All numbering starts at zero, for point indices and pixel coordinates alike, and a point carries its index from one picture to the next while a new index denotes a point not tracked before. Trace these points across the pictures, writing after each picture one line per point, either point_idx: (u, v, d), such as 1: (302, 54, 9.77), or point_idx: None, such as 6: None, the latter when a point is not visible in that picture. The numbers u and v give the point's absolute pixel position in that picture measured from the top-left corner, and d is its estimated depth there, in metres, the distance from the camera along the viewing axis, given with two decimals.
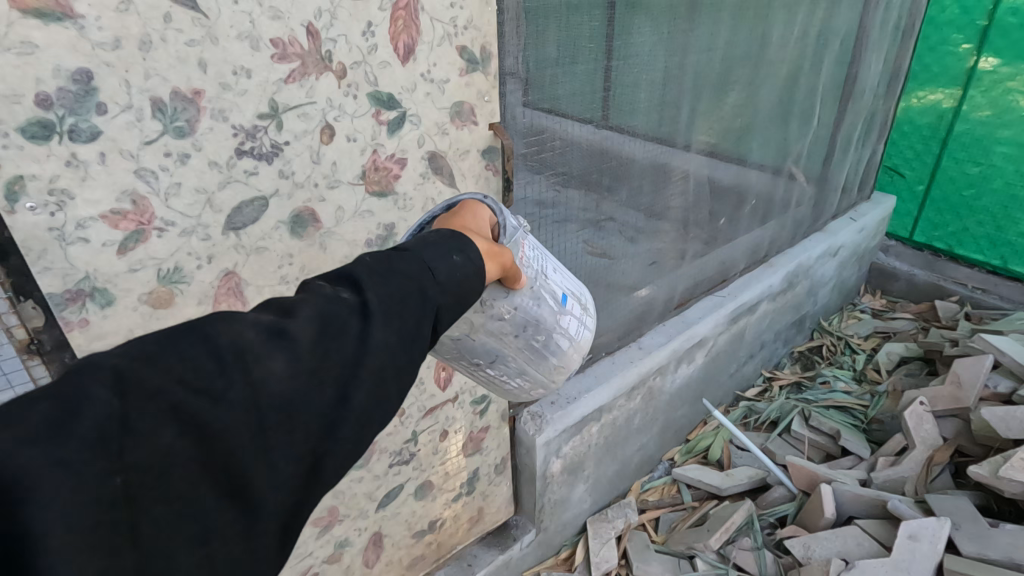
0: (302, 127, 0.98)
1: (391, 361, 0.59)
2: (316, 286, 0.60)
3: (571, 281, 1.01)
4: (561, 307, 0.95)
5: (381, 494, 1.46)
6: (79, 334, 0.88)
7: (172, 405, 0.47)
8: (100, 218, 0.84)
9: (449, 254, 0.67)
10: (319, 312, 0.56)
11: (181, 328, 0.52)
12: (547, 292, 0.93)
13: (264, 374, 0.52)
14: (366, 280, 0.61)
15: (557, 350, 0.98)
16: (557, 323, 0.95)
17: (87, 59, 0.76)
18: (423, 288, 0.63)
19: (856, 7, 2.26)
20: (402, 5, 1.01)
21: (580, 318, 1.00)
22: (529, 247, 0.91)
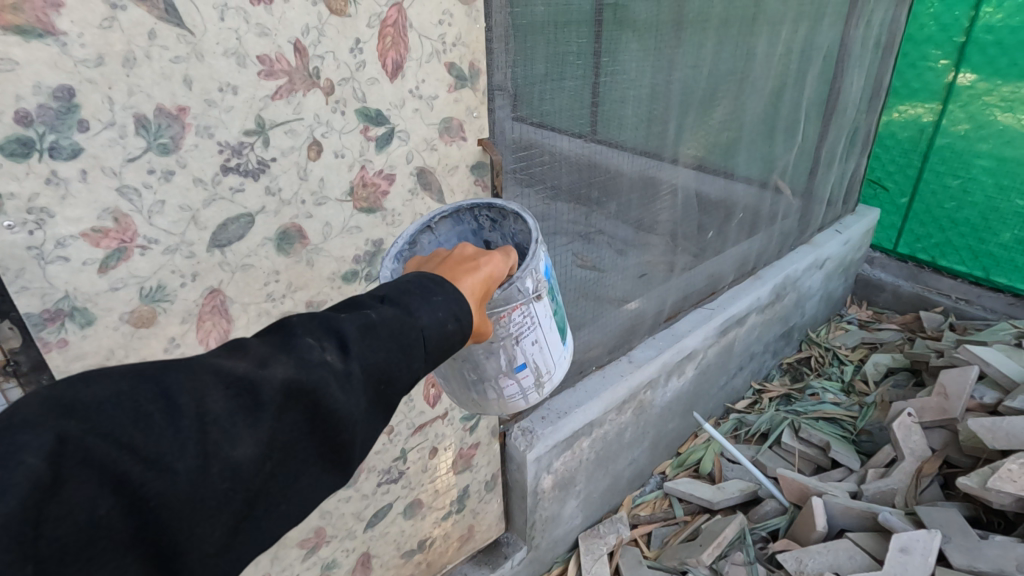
0: (290, 143, 0.97)
1: (351, 431, 0.61)
2: (299, 340, 0.59)
3: (545, 357, 0.98)
4: (510, 369, 0.95)
5: (369, 514, 1.44)
6: (57, 354, 0.85)
7: (116, 471, 0.48)
8: (81, 237, 0.82)
9: (442, 322, 0.67)
10: (293, 377, 0.56)
11: (142, 383, 0.53)
12: (504, 355, 0.93)
13: (221, 443, 0.53)
14: (351, 344, 0.61)
15: (486, 398, 0.99)
16: (498, 379, 0.96)
17: (69, 76, 0.75)
18: (405, 359, 0.63)
19: (838, 25, 2.31)
20: (390, 22, 1.01)
21: (526, 389, 0.99)
22: (519, 314, 0.90)
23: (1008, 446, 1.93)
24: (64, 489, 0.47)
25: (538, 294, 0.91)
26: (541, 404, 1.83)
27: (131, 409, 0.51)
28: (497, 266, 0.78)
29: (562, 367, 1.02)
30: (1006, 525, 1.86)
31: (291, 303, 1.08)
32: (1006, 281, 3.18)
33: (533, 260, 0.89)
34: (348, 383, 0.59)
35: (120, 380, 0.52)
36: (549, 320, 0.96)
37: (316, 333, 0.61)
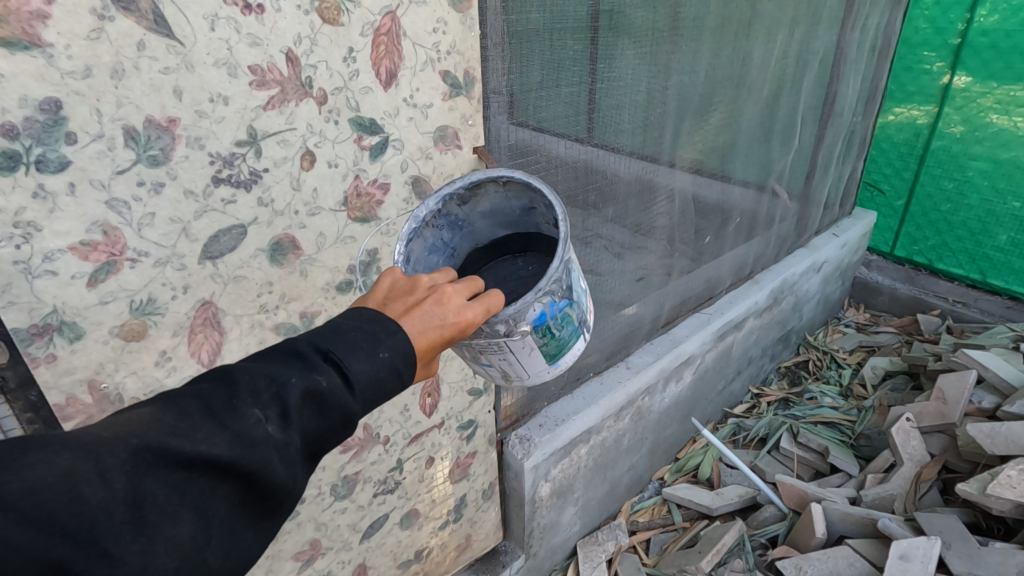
0: (282, 153, 0.96)
1: (293, 495, 0.61)
2: (244, 410, 0.58)
3: (518, 370, 0.98)
4: (480, 365, 0.99)
5: (366, 525, 1.42)
6: (45, 369, 0.84)
7: (54, 560, 0.47)
8: (69, 250, 0.81)
9: (390, 382, 0.66)
10: (232, 454, 0.55)
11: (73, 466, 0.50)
12: (472, 352, 0.97)
13: (161, 524, 0.52)
14: (293, 412, 0.59)
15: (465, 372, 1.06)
16: (471, 365, 1.01)
17: (56, 89, 0.73)
18: (346, 421, 0.64)
19: (834, 29, 2.31)
20: (384, 30, 1.00)
21: (497, 382, 1.02)
22: (486, 338, 0.91)
23: (1007, 451, 1.92)
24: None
25: (512, 333, 0.89)
26: (539, 411, 1.81)
27: (63, 493, 0.49)
28: (463, 329, 0.73)
29: (542, 379, 1.00)
30: (1006, 531, 1.86)
31: (284, 314, 1.07)
32: (1002, 284, 3.18)
33: (514, 307, 0.86)
34: (289, 453, 0.59)
35: (48, 461, 0.50)
36: (530, 348, 0.94)
37: (259, 398, 0.59)
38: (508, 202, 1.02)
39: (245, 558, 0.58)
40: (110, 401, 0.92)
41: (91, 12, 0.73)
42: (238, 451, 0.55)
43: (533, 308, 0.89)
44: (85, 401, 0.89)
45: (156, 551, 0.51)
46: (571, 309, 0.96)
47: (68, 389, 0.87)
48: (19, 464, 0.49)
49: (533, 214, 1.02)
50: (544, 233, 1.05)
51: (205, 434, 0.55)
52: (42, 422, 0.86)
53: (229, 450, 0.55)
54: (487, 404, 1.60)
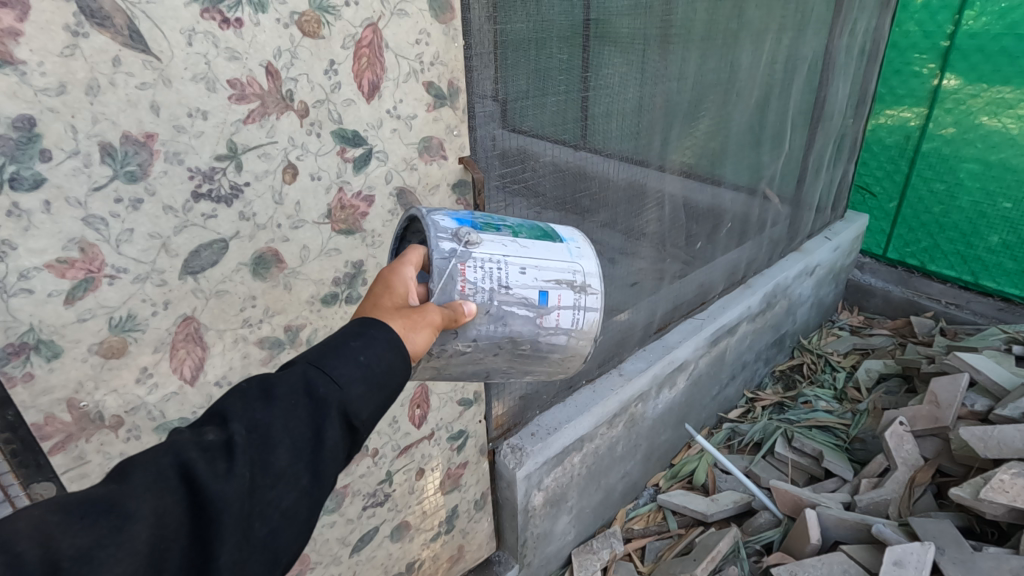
0: (263, 167, 0.95)
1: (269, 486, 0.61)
2: (180, 435, 0.61)
3: (559, 267, 0.93)
4: (541, 303, 0.90)
5: (355, 539, 1.41)
6: (22, 389, 0.83)
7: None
8: (46, 268, 0.80)
9: (346, 347, 0.68)
10: (164, 470, 0.57)
11: None
12: (517, 306, 0.89)
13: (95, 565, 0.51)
14: (231, 412, 0.63)
15: (557, 350, 0.95)
16: (542, 326, 0.92)
17: (29, 106, 0.73)
18: (302, 401, 0.65)
19: (822, 33, 2.32)
20: (365, 42, 1.00)
21: (577, 306, 0.93)
22: (475, 267, 0.87)
23: (1000, 454, 1.92)
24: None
25: (465, 238, 0.88)
26: (530, 420, 1.80)
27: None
28: (401, 268, 0.80)
29: (568, 256, 0.95)
30: (1000, 535, 1.85)
31: (268, 328, 1.06)
32: (995, 285, 3.19)
33: (431, 225, 0.88)
34: (239, 448, 0.60)
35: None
36: (512, 240, 0.93)
37: (196, 426, 0.63)
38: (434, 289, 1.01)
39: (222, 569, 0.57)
40: (90, 419, 0.90)
41: (64, 28, 0.73)
42: (175, 463, 0.58)
43: (447, 219, 0.91)
44: (64, 419, 0.88)
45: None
46: (487, 215, 0.99)
47: (47, 409, 0.86)
48: None
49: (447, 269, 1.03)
50: None
51: (136, 464, 0.57)
52: (19, 442, 0.84)
53: (163, 466, 0.57)
54: (477, 414, 1.59)
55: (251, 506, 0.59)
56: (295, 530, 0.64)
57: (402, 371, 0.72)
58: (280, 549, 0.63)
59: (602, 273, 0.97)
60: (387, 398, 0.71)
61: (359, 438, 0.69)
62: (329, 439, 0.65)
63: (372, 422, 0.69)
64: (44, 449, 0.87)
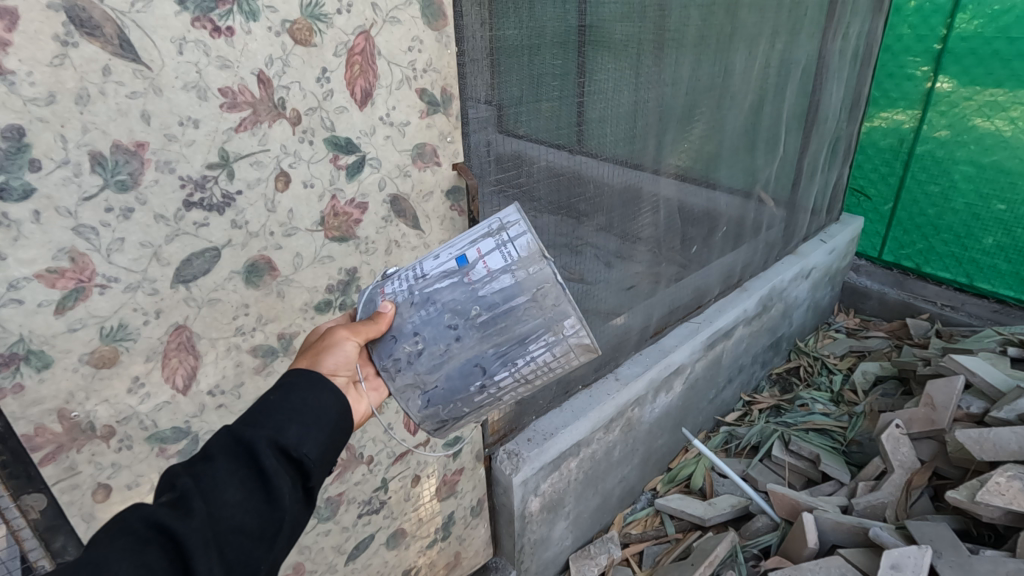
0: (255, 175, 0.95)
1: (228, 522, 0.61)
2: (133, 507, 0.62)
3: (471, 231, 0.90)
4: (461, 263, 0.86)
5: (351, 547, 1.40)
6: (12, 400, 0.82)
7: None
8: (35, 278, 0.79)
9: (269, 399, 0.70)
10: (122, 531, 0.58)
11: None
12: (437, 281, 0.86)
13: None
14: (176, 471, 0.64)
15: (514, 296, 0.83)
16: (474, 283, 0.84)
17: (18, 116, 0.72)
18: (238, 447, 0.65)
19: (815, 37, 2.32)
20: (358, 50, 1.00)
21: (499, 243, 0.85)
22: (394, 280, 0.91)
23: (995, 457, 1.92)
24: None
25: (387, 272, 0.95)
26: (526, 426, 1.79)
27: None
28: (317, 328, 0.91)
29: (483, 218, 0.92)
30: (997, 538, 1.84)
31: (262, 336, 1.06)
32: (989, 287, 3.20)
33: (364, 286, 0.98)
34: (192, 495, 0.61)
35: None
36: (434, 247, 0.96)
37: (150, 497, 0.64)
38: None
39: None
40: (82, 430, 0.90)
41: (54, 38, 0.73)
42: (134, 520, 0.59)
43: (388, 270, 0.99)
44: (55, 430, 0.87)
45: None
46: None
47: (37, 419, 0.85)
48: None
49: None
50: None
51: (99, 534, 0.58)
52: (10, 454, 0.84)
53: (123, 526, 0.58)
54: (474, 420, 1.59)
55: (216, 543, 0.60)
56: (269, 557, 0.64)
57: (335, 402, 0.74)
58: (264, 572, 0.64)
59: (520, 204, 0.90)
60: (329, 428, 0.72)
61: (313, 469, 0.69)
62: (275, 470, 0.65)
63: (318, 454, 0.70)
64: (34, 460, 0.86)
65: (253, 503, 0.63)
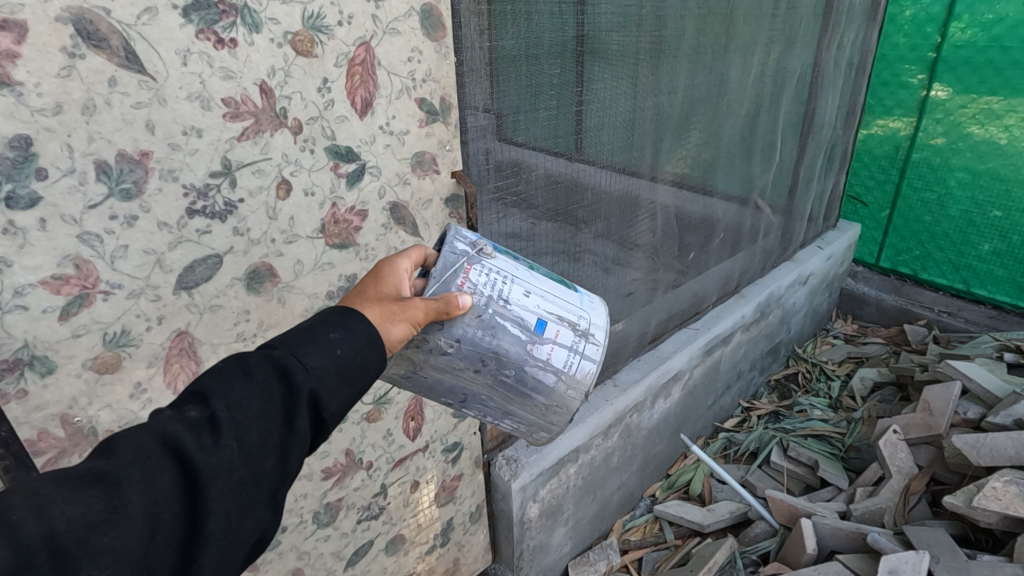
0: (258, 183, 0.97)
1: (248, 468, 0.60)
2: (160, 413, 0.60)
3: (565, 305, 0.95)
4: (534, 332, 0.91)
5: (349, 553, 1.40)
6: (16, 405, 0.83)
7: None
8: (40, 284, 0.80)
9: (324, 339, 0.68)
10: (145, 445, 0.56)
11: None
12: (511, 325, 0.90)
13: (91, 535, 0.50)
14: (211, 389, 0.62)
15: (541, 391, 0.94)
16: (531, 355, 0.91)
17: (26, 126, 0.74)
18: (278, 386, 0.64)
19: (810, 47, 2.35)
20: (358, 60, 1.02)
21: (571, 347, 0.93)
22: (482, 272, 0.89)
23: (993, 462, 1.93)
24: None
25: (481, 247, 0.92)
26: None
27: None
28: (392, 262, 0.80)
29: (571, 295, 0.98)
30: (995, 543, 1.84)
31: (262, 342, 1.07)
32: (986, 293, 3.22)
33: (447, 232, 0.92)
34: (220, 425, 0.59)
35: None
36: (530, 271, 0.96)
37: (176, 404, 0.62)
38: None
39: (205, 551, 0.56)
40: (84, 434, 0.90)
41: (61, 50, 0.74)
42: (160, 440, 0.57)
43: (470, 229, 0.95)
44: (58, 435, 0.88)
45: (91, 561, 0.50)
46: None
47: (40, 424, 0.86)
48: None
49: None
50: None
51: (123, 440, 0.56)
52: (13, 459, 0.83)
53: (148, 440, 0.56)
54: (472, 426, 1.60)
55: (234, 484, 0.58)
56: (269, 514, 0.62)
57: (377, 364, 0.72)
58: (262, 529, 0.62)
59: (607, 331, 0.99)
60: (359, 392, 0.70)
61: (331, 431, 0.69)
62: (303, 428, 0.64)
63: (340, 416, 0.69)
64: (37, 464, 0.87)
65: (272, 453, 0.62)
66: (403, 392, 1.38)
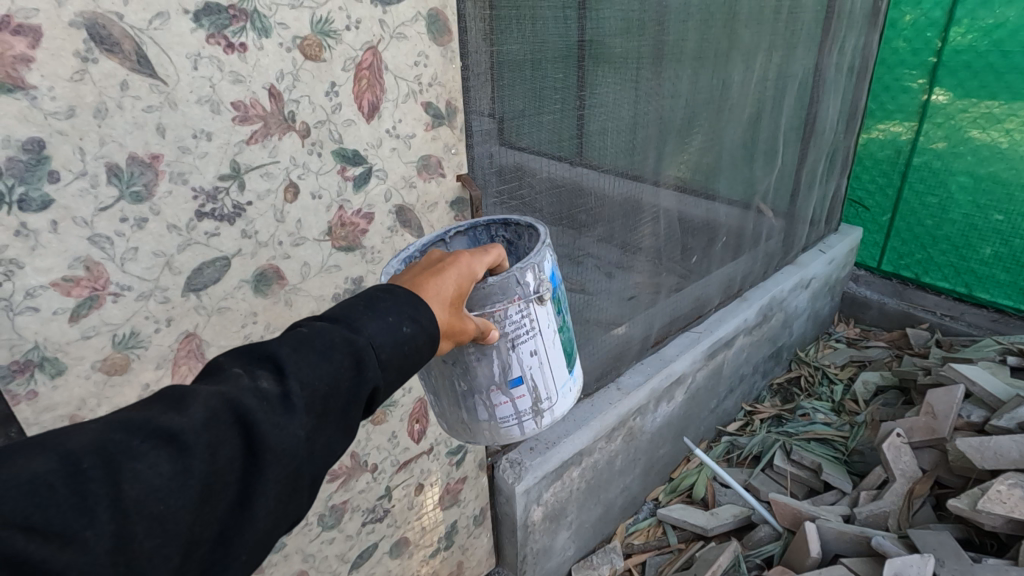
0: (265, 186, 0.97)
1: (303, 454, 0.58)
2: (232, 373, 0.58)
3: (547, 381, 0.96)
4: (506, 381, 0.93)
5: (354, 555, 1.40)
6: (26, 406, 0.83)
7: (13, 558, 0.43)
8: (51, 286, 0.81)
9: (398, 332, 0.66)
10: (217, 411, 0.54)
11: (42, 440, 0.49)
12: (497, 365, 0.91)
13: (151, 501, 0.50)
14: (287, 364, 0.59)
15: (468, 415, 0.97)
16: (487, 390, 0.94)
17: (39, 129, 0.75)
18: (349, 372, 0.62)
19: (811, 51, 2.36)
20: (365, 65, 1.03)
21: (519, 413, 0.96)
22: (519, 313, 0.89)
23: (996, 465, 1.93)
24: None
25: (540, 292, 0.90)
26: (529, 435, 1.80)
27: (22, 483, 0.45)
28: (473, 267, 0.77)
29: (561, 376, 0.98)
30: (999, 547, 1.84)
31: None
32: (988, 297, 3.22)
33: (532, 255, 0.89)
34: (290, 405, 0.58)
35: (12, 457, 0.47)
36: (554, 333, 0.96)
37: (246, 363, 0.60)
38: None
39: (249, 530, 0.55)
40: None
41: (75, 54, 0.75)
42: (231, 408, 0.55)
43: (548, 265, 0.92)
44: None
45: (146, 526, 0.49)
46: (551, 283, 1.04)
47: (50, 426, 0.86)
48: None
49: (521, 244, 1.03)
50: None
51: (195, 395, 0.55)
52: None
53: (220, 406, 0.54)
54: None
55: (288, 469, 0.57)
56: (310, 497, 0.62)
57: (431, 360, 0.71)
58: (298, 513, 0.61)
59: (555, 421, 1.01)
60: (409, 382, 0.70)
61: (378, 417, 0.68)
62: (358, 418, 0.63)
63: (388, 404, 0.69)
64: None
65: (326, 439, 0.61)
66: (409, 394, 1.38)
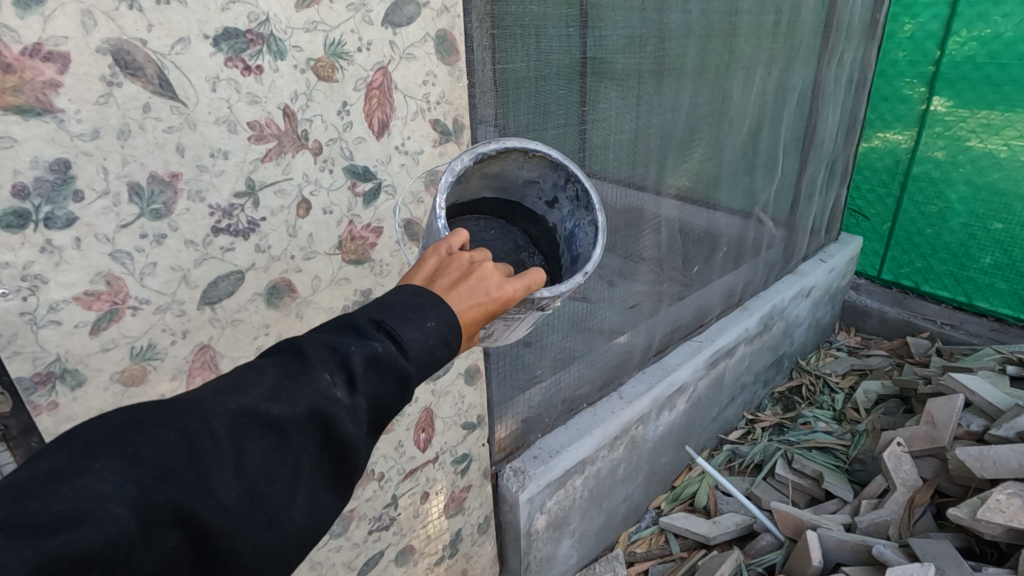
0: (279, 203, 1.00)
1: (360, 458, 0.62)
2: (318, 375, 0.59)
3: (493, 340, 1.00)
4: None
5: (360, 563, 1.42)
6: (47, 417, 0.86)
7: (180, 511, 0.50)
8: (74, 300, 0.84)
9: (434, 356, 0.67)
10: (308, 411, 0.57)
11: (187, 409, 0.55)
12: None
13: (264, 485, 0.54)
14: (359, 376, 0.60)
15: None
16: None
17: (66, 150, 0.78)
18: (400, 386, 0.64)
19: (810, 64, 2.40)
20: (376, 84, 1.06)
21: None
22: (517, 313, 0.89)
23: (996, 475, 1.94)
24: (142, 540, 0.48)
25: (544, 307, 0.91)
26: (533, 443, 1.83)
27: (181, 446, 0.52)
28: (506, 304, 0.75)
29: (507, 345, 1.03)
30: (999, 556, 1.86)
31: None
32: (987, 306, 3.24)
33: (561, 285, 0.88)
34: (358, 416, 0.60)
35: (165, 424, 0.53)
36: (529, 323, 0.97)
37: (329, 363, 0.61)
38: (520, 171, 1.06)
39: (325, 519, 0.59)
40: None
41: (100, 79, 0.78)
42: (319, 412, 0.58)
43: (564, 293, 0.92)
44: None
45: (258, 507, 0.54)
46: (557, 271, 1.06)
47: None
48: (148, 426, 0.53)
49: (577, 209, 1.06)
50: (523, 204, 1.15)
51: (292, 392, 0.58)
52: None
53: (312, 408, 0.58)
54: (481, 437, 1.63)
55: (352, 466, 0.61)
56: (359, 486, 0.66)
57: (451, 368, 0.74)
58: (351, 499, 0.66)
59: None
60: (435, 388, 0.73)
61: None
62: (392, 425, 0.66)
63: None
64: None
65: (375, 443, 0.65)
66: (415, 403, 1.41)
